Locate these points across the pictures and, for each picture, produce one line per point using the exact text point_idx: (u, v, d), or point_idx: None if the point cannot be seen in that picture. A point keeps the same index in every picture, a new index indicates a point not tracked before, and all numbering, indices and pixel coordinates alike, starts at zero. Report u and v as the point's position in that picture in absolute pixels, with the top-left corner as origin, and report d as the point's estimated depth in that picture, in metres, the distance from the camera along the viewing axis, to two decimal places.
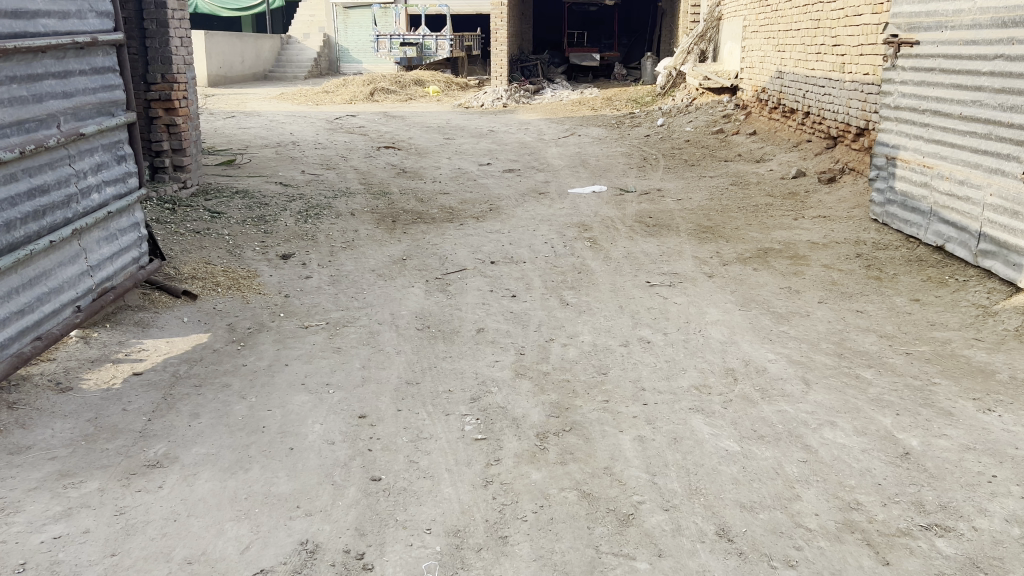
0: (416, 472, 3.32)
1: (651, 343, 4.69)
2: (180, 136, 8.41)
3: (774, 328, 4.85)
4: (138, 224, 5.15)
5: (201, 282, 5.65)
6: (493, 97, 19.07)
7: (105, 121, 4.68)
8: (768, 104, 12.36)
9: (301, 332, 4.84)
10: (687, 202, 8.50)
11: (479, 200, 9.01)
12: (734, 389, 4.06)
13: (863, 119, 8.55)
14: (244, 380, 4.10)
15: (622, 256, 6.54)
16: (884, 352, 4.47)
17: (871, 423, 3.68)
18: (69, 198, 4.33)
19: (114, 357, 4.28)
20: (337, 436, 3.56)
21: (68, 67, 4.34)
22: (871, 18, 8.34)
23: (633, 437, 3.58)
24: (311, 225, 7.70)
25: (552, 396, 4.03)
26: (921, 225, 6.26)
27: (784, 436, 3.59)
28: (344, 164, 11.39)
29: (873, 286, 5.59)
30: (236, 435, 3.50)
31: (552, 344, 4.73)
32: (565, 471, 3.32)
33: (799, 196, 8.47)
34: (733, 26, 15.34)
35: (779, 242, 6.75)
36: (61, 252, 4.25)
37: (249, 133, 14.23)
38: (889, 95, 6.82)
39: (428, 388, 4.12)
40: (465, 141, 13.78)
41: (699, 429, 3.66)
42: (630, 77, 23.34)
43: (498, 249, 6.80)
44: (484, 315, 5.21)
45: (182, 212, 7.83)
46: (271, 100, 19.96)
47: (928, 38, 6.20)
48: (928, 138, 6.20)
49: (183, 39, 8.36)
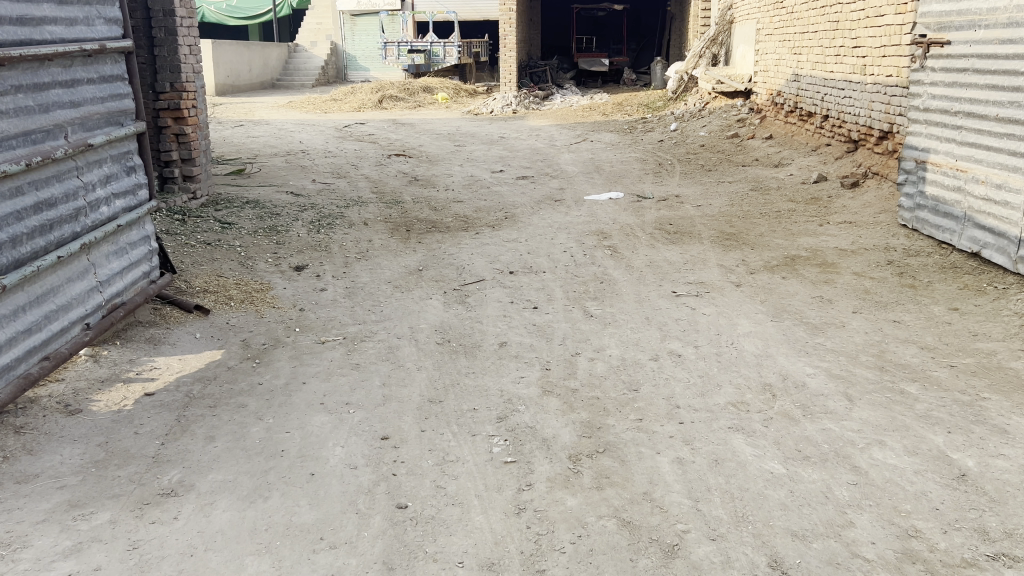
0: (444, 499, 3.14)
1: (682, 357, 4.50)
2: (189, 145, 8.29)
3: (810, 340, 4.66)
4: (149, 237, 4.99)
5: (213, 296, 5.49)
6: (502, 103, 18.92)
7: (114, 131, 4.52)
8: (784, 107, 12.16)
9: (318, 347, 4.67)
10: (707, 208, 8.32)
11: (494, 208, 8.85)
12: (774, 406, 3.87)
13: (887, 122, 8.36)
14: (261, 399, 3.93)
15: (644, 265, 6.36)
16: (928, 365, 4.28)
17: (922, 441, 3.48)
18: (77, 212, 4.16)
19: (125, 377, 4.11)
20: (360, 459, 3.38)
21: (75, 75, 4.19)
22: (895, 19, 8.15)
23: (672, 459, 3.39)
24: (323, 236, 7.54)
25: (583, 414, 3.85)
26: (954, 230, 6.06)
27: (831, 456, 3.41)
28: (356, 172, 11.25)
29: (908, 294, 5.39)
30: (254, 460, 3.33)
31: (578, 358, 4.55)
32: (603, 497, 3.13)
33: (822, 201, 8.27)
34: (745, 29, 15.15)
35: (805, 249, 6.55)
36: (69, 268, 4.09)
37: (258, 142, 14.11)
38: (917, 96, 6.63)
39: (452, 407, 3.94)
40: (476, 148, 13.63)
41: (741, 449, 3.47)
42: (639, 82, 23.17)
43: (517, 259, 6.63)
44: (506, 328, 5.03)
45: (193, 223, 7.69)
46: (279, 108, 19.86)
47: (959, 38, 6.01)
48: (961, 141, 6.01)
49: (193, 46, 8.22)
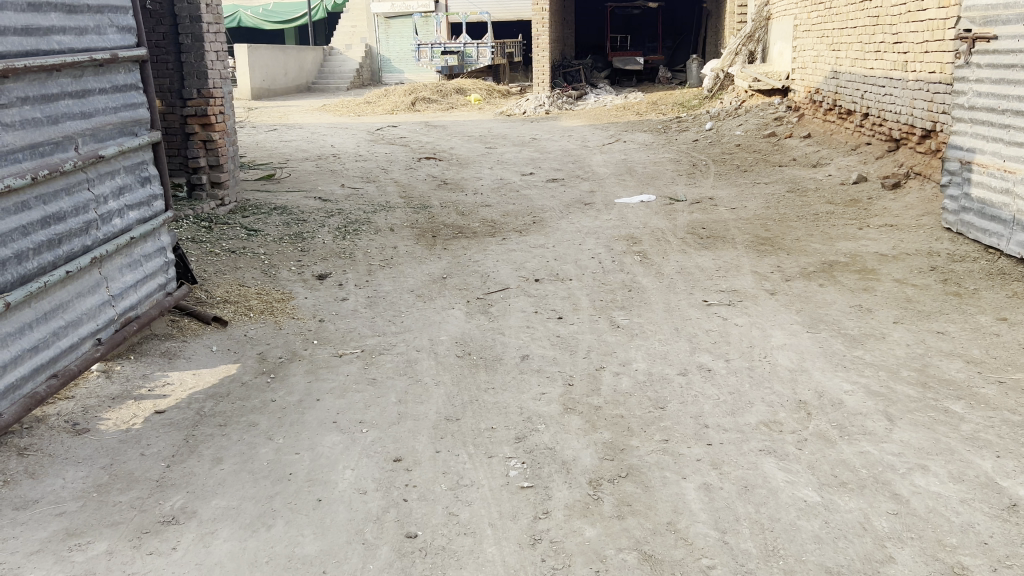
0: (456, 528, 2.98)
1: (712, 371, 4.30)
2: (216, 152, 8.21)
3: (848, 354, 4.42)
4: (164, 248, 4.91)
5: (233, 307, 5.39)
6: (535, 104, 18.75)
7: (127, 141, 4.44)
8: (823, 105, 11.84)
9: (336, 361, 4.54)
10: (742, 211, 8.08)
11: (522, 212, 8.68)
12: (808, 426, 3.66)
13: (931, 120, 8.04)
14: (272, 417, 3.81)
15: (675, 271, 6.15)
16: (974, 381, 4.03)
17: (969, 467, 3.25)
18: (88, 225, 4.08)
19: (136, 394, 4.02)
20: (370, 484, 3.25)
21: (86, 85, 4.11)
22: (937, 13, 7.83)
23: (698, 485, 3.20)
24: (348, 242, 7.43)
25: (605, 434, 3.66)
26: (1002, 234, 5.76)
27: (870, 483, 3.19)
28: (385, 176, 11.15)
29: (953, 303, 5.12)
30: (260, 485, 3.20)
31: (603, 372, 4.37)
32: (623, 528, 2.96)
33: (862, 203, 7.98)
34: (782, 25, 14.81)
35: (844, 254, 6.29)
36: (79, 282, 4.01)
37: (290, 147, 14.10)
38: (962, 94, 6.34)
39: (469, 425, 3.78)
40: (507, 150, 13.47)
41: (773, 475, 3.26)
42: (675, 80, 22.84)
43: (543, 266, 6.46)
44: (528, 340, 4.86)
45: (218, 230, 7.63)
46: (312, 112, 19.89)
47: (1007, 33, 5.73)
48: (1008, 141, 5.72)
49: (219, 52, 8.17)
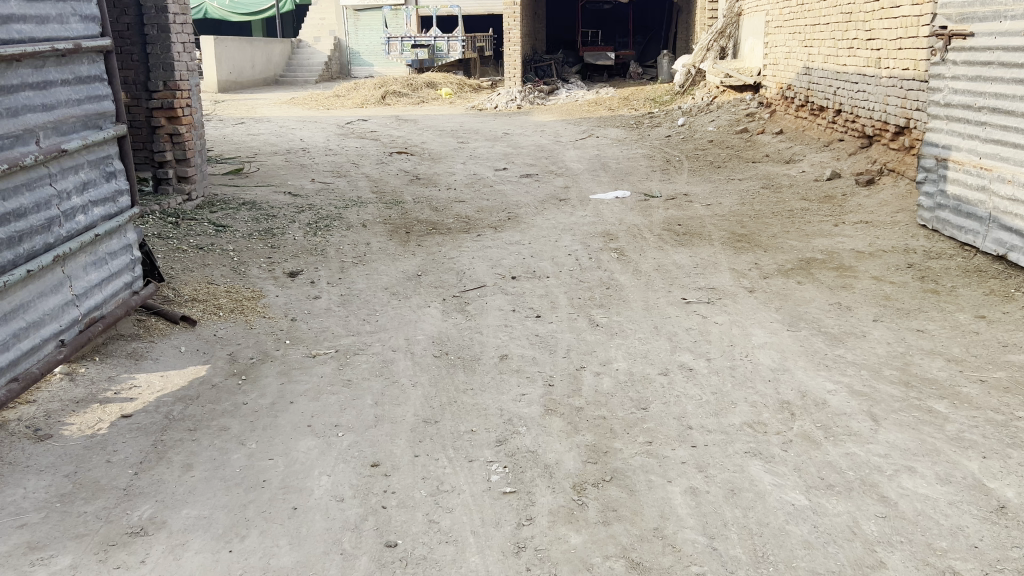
0: (437, 536, 2.89)
1: (694, 371, 4.24)
2: (183, 145, 8.04)
3: (829, 352, 4.39)
4: (131, 246, 4.75)
5: (202, 306, 5.24)
6: (507, 98, 18.63)
7: (91, 135, 4.28)
8: (795, 102, 11.87)
9: (309, 362, 4.42)
10: (717, 208, 8.05)
11: (496, 208, 8.59)
12: (793, 426, 3.61)
13: (904, 117, 8.07)
14: (245, 422, 3.68)
15: (652, 269, 6.09)
16: (957, 380, 4.01)
17: (956, 468, 3.22)
18: (50, 222, 3.92)
19: (102, 398, 3.87)
20: (347, 490, 3.14)
21: (48, 76, 3.94)
22: (911, 10, 7.85)
23: (684, 489, 3.14)
24: (320, 239, 7.29)
25: (587, 437, 3.59)
26: (978, 232, 5.78)
27: (857, 485, 3.14)
28: (356, 171, 10.99)
29: (931, 300, 5.12)
30: (232, 493, 3.08)
31: (583, 372, 4.29)
32: (610, 534, 2.88)
33: (836, 199, 7.99)
34: (754, 21, 14.83)
35: (821, 251, 6.28)
36: (41, 282, 3.85)
37: (258, 140, 13.86)
38: (938, 91, 6.36)
39: (448, 428, 3.69)
40: (479, 145, 13.36)
41: (759, 478, 3.21)
42: (646, 76, 22.85)
43: (519, 263, 6.37)
44: (507, 339, 4.77)
45: (186, 226, 7.45)
46: (280, 105, 19.60)
47: (984, 29, 5.74)
48: (985, 138, 5.73)
49: (186, 44, 7.97)
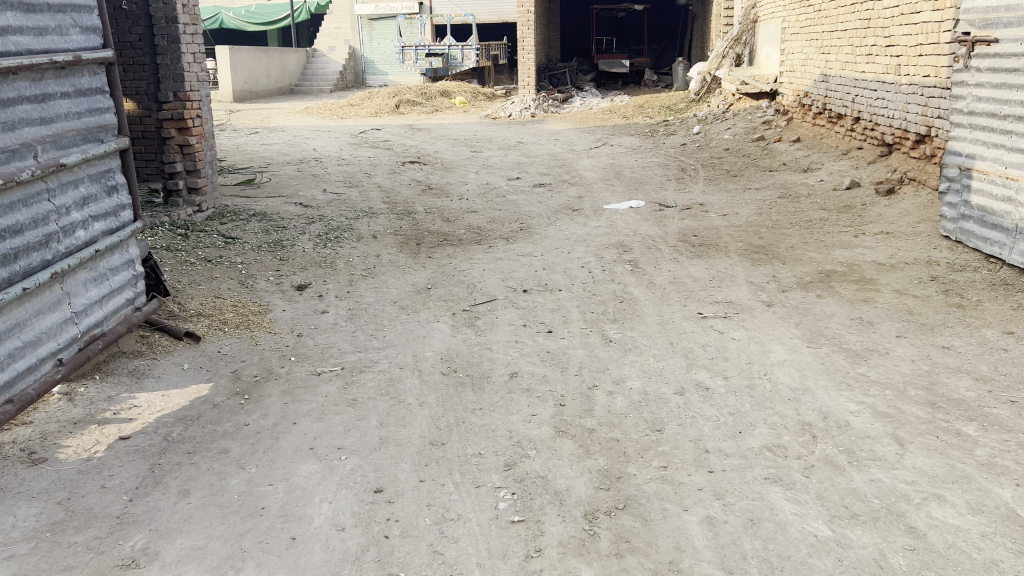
0: (440, 568, 2.76)
1: (711, 391, 4.09)
2: (193, 156, 7.94)
3: (851, 370, 4.23)
4: (133, 261, 4.66)
5: (207, 321, 5.15)
6: (521, 107, 18.53)
7: (92, 148, 4.19)
8: (812, 109, 11.70)
9: (314, 380, 4.30)
10: (734, 218, 7.90)
11: (509, 218, 8.47)
12: (814, 450, 3.46)
13: (925, 125, 7.89)
14: (245, 444, 3.57)
15: (667, 281, 5.95)
16: (985, 400, 3.84)
17: (987, 497, 3.06)
18: (48, 238, 3.83)
19: (100, 418, 3.76)
20: (348, 519, 3.01)
21: (46, 89, 3.86)
22: (931, 16, 7.67)
23: (701, 519, 2.99)
24: (330, 251, 7.19)
25: (600, 461, 3.45)
26: (1004, 243, 5.60)
27: (883, 515, 2.99)
28: (368, 181, 10.90)
29: (956, 315, 4.95)
30: (229, 521, 2.97)
31: (596, 392, 4.15)
32: (622, 568, 2.74)
33: (856, 209, 7.82)
34: (770, 27, 14.66)
35: (841, 263, 6.12)
36: (39, 299, 3.76)
37: (271, 150, 13.82)
38: (961, 99, 6.19)
39: (454, 451, 3.56)
40: (492, 154, 13.25)
41: (780, 506, 3.06)
42: (661, 83, 22.69)
43: (531, 275, 6.24)
44: (517, 356, 4.64)
45: (195, 238, 7.37)
46: (295, 115, 19.60)
47: (1009, 36, 5.58)
48: (1011, 147, 5.55)
49: (196, 54, 7.90)
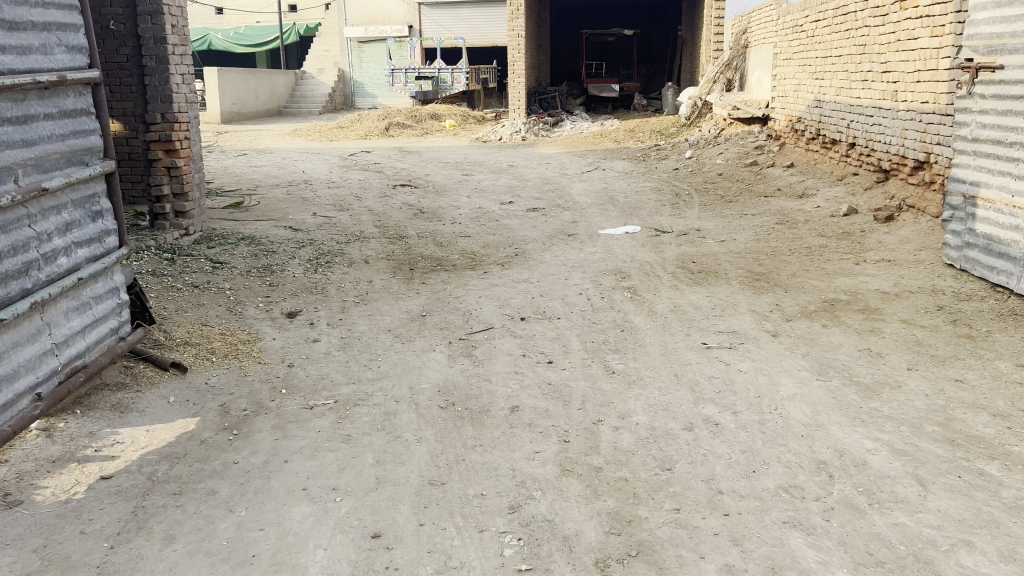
0: None
1: (720, 427, 3.93)
2: (181, 179, 7.75)
3: (864, 405, 4.09)
4: (118, 288, 4.48)
5: (194, 350, 4.95)
6: (511, 130, 18.40)
7: (76, 172, 4.03)
8: (805, 134, 11.65)
9: (305, 415, 4.11)
10: (731, 244, 7.78)
11: (503, 243, 8.32)
12: (833, 492, 3.31)
13: (923, 151, 7.82)
14: (234, 484, 3.38)
15: (668, 310, 5.82)
16: (1005, 437, 3.71)
17: (1019, 544, 2.90)
18: (28, 266, 3.65)
19: (80, 456, 3.56)
20: (344, 568, 2.83)
21: (28, 110, 3.69)
22: (929, 42, 7.64)
23: (719, 568, 2.83)
24: (320, 276, 7.01)
25: (608, 503, 3.28)
26: (1011, 272, 5.50)
27: (910, 563, 2.83)
28: (358, 204, 10.73)
29: (967, 347, 4.82)
30: (217, 571, 2.79)
31: (601, 428, 3.97)
32: None
33: (855, 236, 7.73)
34: (761, 52, 14.64)
35: (845, 292, 5.99)
36: (17, 330, 3.58)
37: (260, 172, 13.63)
38: (965, 125, 6.12)
39: (455, 492, 3.38)
40: (484, 177, 13.10)
41: (802, 554, 2.89)
42: (651, 107, 22.68)
43: (529, 303, 6.09)
44: (518, 389, 4.47)
45: (182, 262, 7.17)
46: (283, 136, 19.43)
47: (1015, 62, 5.51)
48: (1017, 175, 5.47)
49: (185, 75, 7.74)
